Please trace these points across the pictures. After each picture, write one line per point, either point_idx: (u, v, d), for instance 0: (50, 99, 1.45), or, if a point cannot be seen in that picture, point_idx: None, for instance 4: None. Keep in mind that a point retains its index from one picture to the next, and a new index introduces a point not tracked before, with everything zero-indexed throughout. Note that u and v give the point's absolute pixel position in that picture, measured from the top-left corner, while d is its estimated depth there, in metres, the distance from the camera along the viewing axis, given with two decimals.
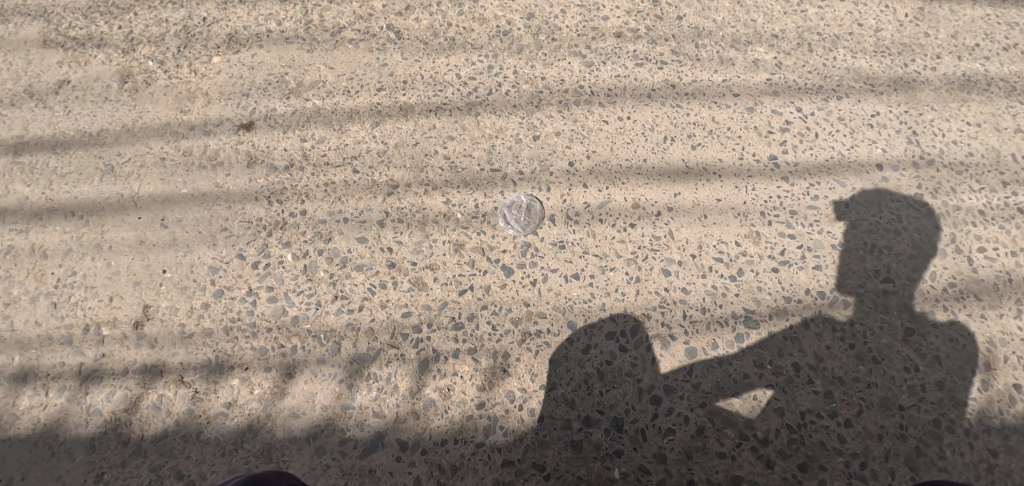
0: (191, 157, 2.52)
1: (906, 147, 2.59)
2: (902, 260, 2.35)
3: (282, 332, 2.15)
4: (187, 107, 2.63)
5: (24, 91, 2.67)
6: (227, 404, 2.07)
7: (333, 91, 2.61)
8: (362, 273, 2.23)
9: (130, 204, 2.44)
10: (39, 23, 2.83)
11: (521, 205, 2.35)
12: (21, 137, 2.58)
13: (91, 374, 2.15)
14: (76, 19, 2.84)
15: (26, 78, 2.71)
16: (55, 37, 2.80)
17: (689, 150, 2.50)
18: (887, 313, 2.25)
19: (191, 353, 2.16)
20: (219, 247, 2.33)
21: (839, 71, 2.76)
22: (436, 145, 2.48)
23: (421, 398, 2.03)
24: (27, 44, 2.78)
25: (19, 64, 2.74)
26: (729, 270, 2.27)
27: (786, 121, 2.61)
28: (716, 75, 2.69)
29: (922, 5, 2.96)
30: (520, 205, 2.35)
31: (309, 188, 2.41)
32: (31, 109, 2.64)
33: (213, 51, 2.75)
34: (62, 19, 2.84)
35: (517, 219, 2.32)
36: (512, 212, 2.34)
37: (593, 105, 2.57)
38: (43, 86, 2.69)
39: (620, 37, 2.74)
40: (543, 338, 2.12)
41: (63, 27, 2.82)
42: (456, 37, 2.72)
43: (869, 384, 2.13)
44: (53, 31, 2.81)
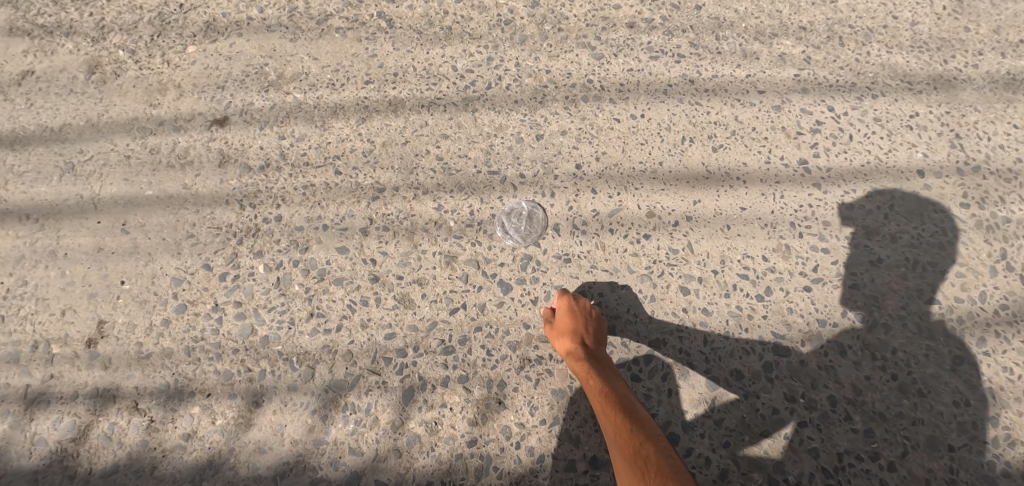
0: (159, 155, 2.25)
1: (949, 151, 2.33)
2: (948, 278, 2.09)
3: (250, 354, 1.90)
4: (157, 101, 2.35)
5: None
6: (185, 436, 1.83)
7: (317, 85, 2.32)
8: (341, 288, 1.97)
9: (90, 207, 2.18)
10: (6, 9, 2.51)
11: (518, 211, 2.10)
12: None
13: (37, 398, 1.91)
14: (46, 6, 2.53)
15: None
16: (21, 24, 2.48)
17: (709, 152, 2.23)
18: (932, 339, 1.99)
19: (148, 377, 1.91)
20: (184, 256, 2.08)
21: (874, 67, 2.49)
22: (428, 144, 2.21)
23: (405, 433, 1.78)
24: None
25: None
26: (755, 289, 2.01)
27: (817, 122, 2.35)
28: (739, 70, 2.42)
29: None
30: (518, 211, 2.09)
31: (286, 191, 2.14)
32: None
33: (188, 40, 2.45)
34: (30, 4, 2.52)
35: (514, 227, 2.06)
36: (509, 219, 2.08)
37: (603, 102, 2.31)
38: (3, 78, 2.39)
39: (633, 28, 2.47)
40: (545, 365, 1.86)
41: (31, 14, 2.51)
42: (453, 27, 2.43)
43: (914, 421, 1.87)
44: (20, 18, 2.50)
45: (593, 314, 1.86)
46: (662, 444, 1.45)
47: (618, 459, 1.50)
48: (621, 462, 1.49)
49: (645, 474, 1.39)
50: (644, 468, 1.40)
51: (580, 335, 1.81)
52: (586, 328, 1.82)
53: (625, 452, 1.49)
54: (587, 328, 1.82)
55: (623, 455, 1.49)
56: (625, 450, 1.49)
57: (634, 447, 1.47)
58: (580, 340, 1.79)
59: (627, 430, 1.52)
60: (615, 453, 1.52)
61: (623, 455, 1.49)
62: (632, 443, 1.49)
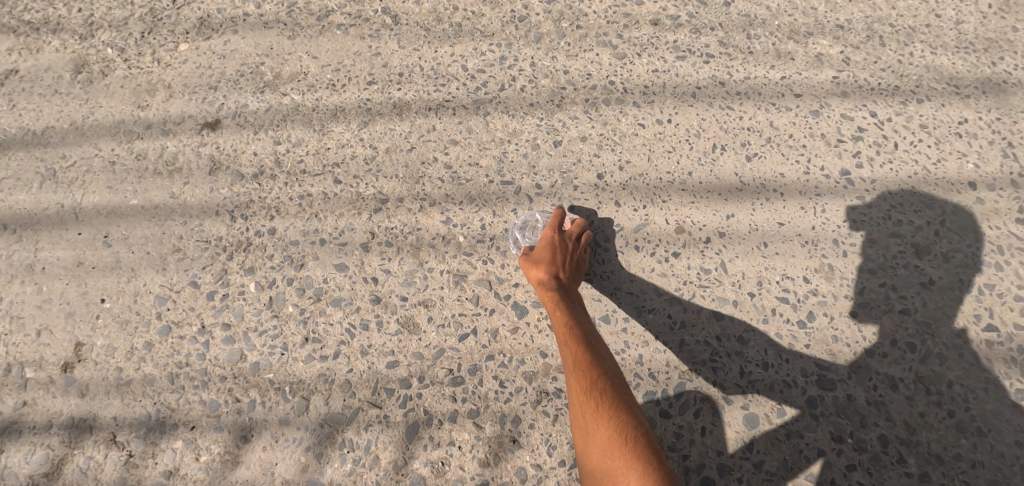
0: (146, 161, 1.97)
1: (1002, 161, 2.08)
2: (1009, 302, 1.87)
3: (238, 382, 1.69)
4: (146, 102, 2.06)
5: None
6: (167, 473, 1.63)
7: (316, 85, 2.07)
8: (340, 310, 1.76)
9: (71, 217, 1.90)
10: None
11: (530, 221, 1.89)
12: None
13: (8, 427, 1.68)
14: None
15: None
16: (7, 20, 2.22)
17: (743, 162, 2.03)
18: (992, 370, 1.78)
19: (128, 406, 1.68)
20: (169, 272, 1.82)
21: (918, 69, 2.22)
22: (436, 150, 1.99)
23: (408, 475, 1.60)
24: None
25: None
26: (797, 314, 1.83)
27: (858, 128, 2.11)
28: (773, 71, 2.17)
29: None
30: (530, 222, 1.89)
31: (281, 201, 1.90)
32: None
33: (181, 37, 2.16)
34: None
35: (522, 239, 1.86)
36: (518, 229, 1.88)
37: (626, 106, 2.09)
38: None
39: (657, 25, 2.22)
40: (565, 398, 1.67)
41: (18, 9, 2.25)
42: (464, 24, 2.19)
43: (974, 463, 1.68)
44: (6, 13, 2.24)
45: (570, 242, 1.79)
46: (620, 390, 1.43)
47: (571, 388, 1.46)
48: (574, 391, 1.45)
49: (599, 418, 1.39)
50: (599, 412, 1.39)
51: (552, 259, 1.73)
52: (559, 255, 1.74)
53: (582, 383, 1.45)
54: (561, 253, 1.75)
55: (578, 386, 1.45)
56: (581, 382, 1.45)
57: (593, 384, 1.44)
58: (553, 264, 1.71)
59: (587, 361, 1.48)
60: (568, 379, 1.47)
61: (578, 386, 1.45)
62: (590, 377, 1.45)
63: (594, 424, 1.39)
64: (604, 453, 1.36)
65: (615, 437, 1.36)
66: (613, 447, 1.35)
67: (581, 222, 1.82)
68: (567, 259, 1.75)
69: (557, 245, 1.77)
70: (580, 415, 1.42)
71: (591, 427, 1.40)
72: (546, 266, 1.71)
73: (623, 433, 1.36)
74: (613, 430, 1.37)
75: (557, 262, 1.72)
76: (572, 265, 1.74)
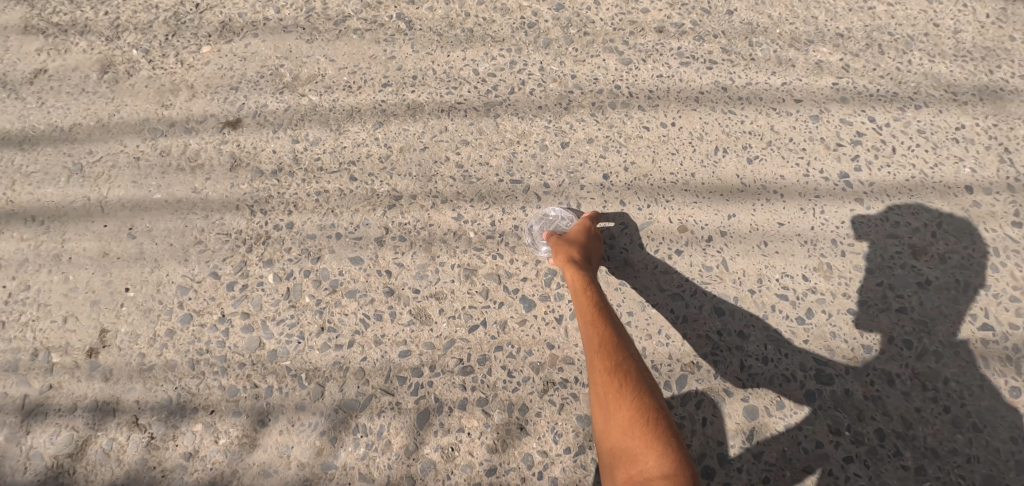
0: (170, 158, 2.04)
1: (999, 166, 2.14)
2: (1004, 302, 1.92)
3: (256, 369, 1.75)
4: (170, 101, 2.15)
5: None
6: (187, 455, 1.69)
7: (333, 87, 2.15)
8: (355, 301, 1.83)
9: (96, 210, 1.98)
10: (23, 7, 2.36)
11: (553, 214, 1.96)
12: None
13: (35, 409, 1.75)
14: (62, 4, 2.36)
15: None
16: (37, 22, 2.33)
17: (744, 164, 2.09)
18: (988, 368, 1.84)
19: (150, 390, 1.75)
20: (191, 263, 1.89)
21: (916, 76, 2.29)
22: (448, 151, 2.06)
23: (419, 460, 1.65)
24: (5, 29, 2.31)
25: None
26: (795, 310, 1.89)
27: (857, 133, 2.17)
28: (774, 77, 2.24)
29: (1007, 3, 2.45)
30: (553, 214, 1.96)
31: (299, 197, 1.97)
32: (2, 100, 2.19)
33: (204, 40, 2.25)
34: (47, 3, 2.37)
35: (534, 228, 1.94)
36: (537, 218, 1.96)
37: (631, 109, 2.16)
38: (17, 76, 2.23)
39: (662, 33, 2.30)
40: (570, 388, 1.73)
41: (47, 12, 2.35)
42: (475, 30, 2.27)
43: (969, 458, 1.73)
44: (36, 16, 2.34)
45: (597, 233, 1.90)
46: (643, 373, 1.51)
47: (595, 368, 1.54)
48: (598, 371, 1.53)
49: (621, 398, 1.46)
50: (621, 392, 1.47)
51: (580, 245, 1.82)
52: (586, 242, 1.84)
53: (606, 364, 1.52)
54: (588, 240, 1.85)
55: (602, 367, 1.52)
56: (605, 362, 1.52)
57: (617, 365, 1.51)
58: (580, 250, 1.80)
59: (612, 344, 1.55)
60: (593, 359, 1.55)
61: (602, 367, 1.52)
62: (615, 358, 1.52)
63: (616, 403, 1.47)
64: (624, 432, 1.44)
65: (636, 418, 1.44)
66: (634, 426, 1.43)
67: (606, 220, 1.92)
68: (593, 247, 1.84)
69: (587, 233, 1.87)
70: (603, 394, 1.50)
71: (613, 407, 1.47)
72: (575, 250, 1.79)
73: (644, 414, 1.44)
74: (635, 410, 1.44)
75: (584, 248, 1.81)
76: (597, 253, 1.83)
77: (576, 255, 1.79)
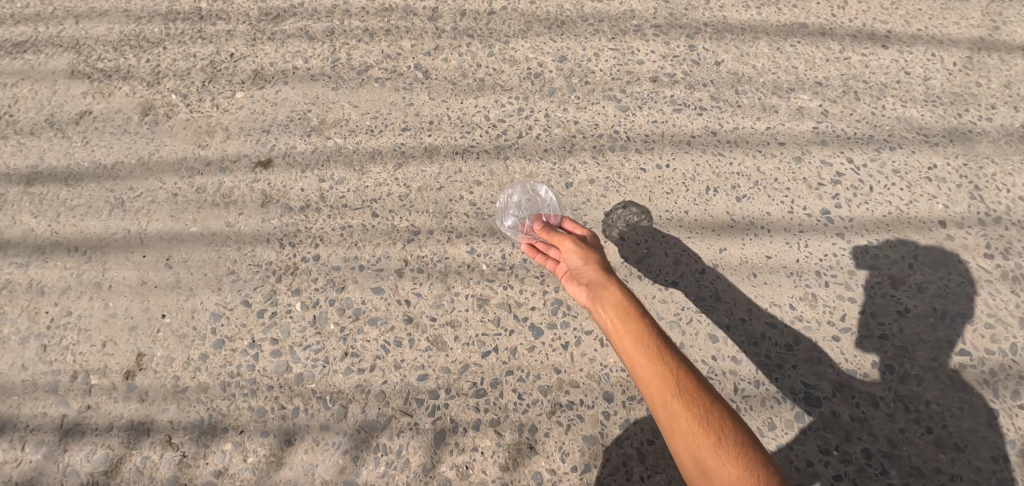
0: (205, 194, 2.20)
1: (970, 202, 2.33)
2: (979, 329, 2.08)
3: (284, 391, 1.87)
4: (206, 142, 2.32)
5: (45, 121, 2.48)
6: (216, 473, 1.79)
7: (356, 131, 2.32)
8: (376, 328, 1.96)
9: (136, 241, 2.13)
10: (71, 54, 2.66)
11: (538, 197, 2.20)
12: (37, 167, 2.36)
13: (73, 428, 1.87)
14: (107, 52, 2.65)
15: (49, 108, 2.52)
16: (83, 68, 2.61)
17: (733, 202, 2.25)
18: (967, 391, 1.98)
19: (183, 411, 1.87)
20: (224, 292, 2.03)
21: (890, 120, 2.51)
22: (462, 190, 2.22)
23: (435, 477, 1.76)
24: (54, 74, 2.61)
25: (45, 93, 2.56)
26: (784, 338, 2.02)
27: (837, 173, 2.35)
28: (759, 123, 2.43)
29: (971, 53, 2.74)
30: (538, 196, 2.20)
31: (324, 231, 2.13)
32: (49, 139, 2.43)
33: (237, 86, 2.45)
34: (93, 51, 2.66)
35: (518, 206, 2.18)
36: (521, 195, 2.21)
37: (630, 152, 2.33)
38: (64, 116, 2.48)
39: (656, 82, 2.49)
40: (576, 410, 1.85)
41: (92, 59, 2.64)
42: (486, 79, 2.46)
43: (952, 476, 1.86)
44: (82, 62, 2.63)
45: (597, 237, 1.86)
46: (701, 376, 1.42)
47: (647, 379, 1.43)
48: (652, 383, 1.42)
49: (685, 408, 1.37)
50: (685, 401, 1.38)
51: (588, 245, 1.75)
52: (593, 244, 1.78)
53: (660, 374, 1.42)
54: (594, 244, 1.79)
55: (656, 378, 1.42)
56: (664, 369, 1.42)
57: (671, 373, 1.41)
58: (592, 250, 1.72)
59: (659, 350, 1.44)
60: (644, 372, 1.44)
61: (662, 375, 1.41)
62: (667, 365, 1.42)
63: (681, 414, 1.37)
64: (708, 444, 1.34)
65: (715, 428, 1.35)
66: (707, 434, 1.34)
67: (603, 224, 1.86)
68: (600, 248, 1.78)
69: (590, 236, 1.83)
70: (666, 407, 1.39)
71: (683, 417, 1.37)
72: (588, 251, 1.71)
73: (715, 419, 1.36)
74: (704, 417, 1.36)
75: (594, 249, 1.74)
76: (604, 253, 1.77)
77: (590, 255, 1.70)
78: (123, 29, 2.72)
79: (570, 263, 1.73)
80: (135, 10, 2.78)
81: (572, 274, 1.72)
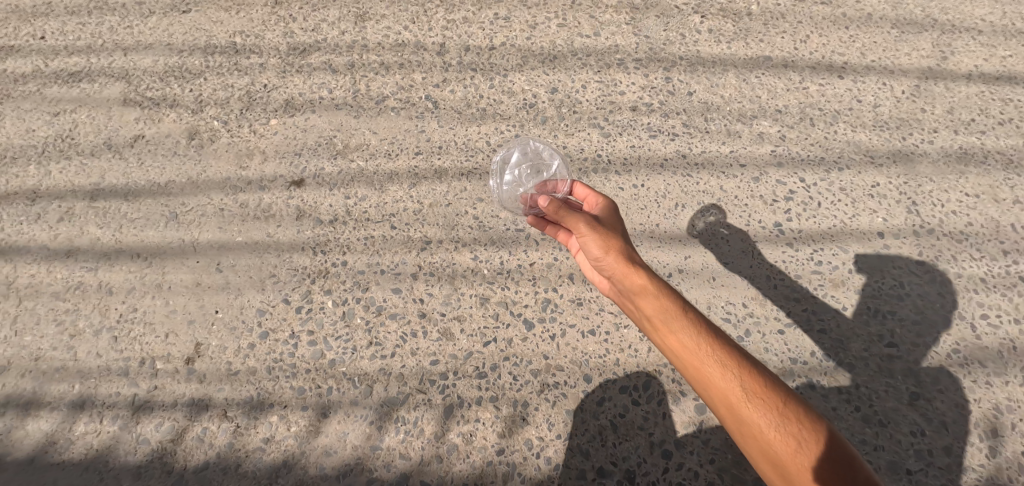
0: (248, 209, 2.59)
1: (906, 216, 2.68)
2: (906, 325, 2.43)
3: (319, 373, 2.26)
4: (246, 164, 2.70)
5: (102, 143, 2.78)
6: (265, 440, 2.15)
7: (376, 154, 2.72)
8: (395, 322, 2.35)
9: (190, 249, 2.51)
10: (121, 84, 2.94)
11: (542, 159, 2.57)
12: (98, 185, 2.67)
13: (144, 405, 2.22)
14: (154, 81, 2.94)
15: (104, 132, 2.81)
16: (134, 96, 2.90)
17: (698, 216, 2.64)
18: (892, 377, 2.32)
19: (236, 390, 2.24)
20: (267, 292, 2.42)
21: (840, 143, 2.85)
22: (467, 206, 2.61)
23: (445, 442, 2.14)
24: (108, 101, 2.88)
25: (101, 119, 2.84)
26: (736, 331, 2.39)
27: (790, 191, 2.72)
28: (723, 147, 2.81)
29: (919, 81, 3.03)
30: (542, 158, 2.57)
31: (351, 241, 2.52)
32: (108, 160, 2.74)
33: (272, 114, 2.83)
34: (141, 80, 2.94)
35: (522, 171, 2.52)
36: (524, 157, 2.58)
37: (610, 173, 2.72)
38: (120, 140, 2.78)
39: (635, 111, 2.88)
40: (561, 389, 2.24)
41: (142, 88, 2.92)
42: (487, 108, 2.85)
43: (876, 447, 2.19)
44: (133, 91, 2.91)
45: (610, 210, 1.97)
46: (752, 359, 1.54)
47: (704, 377, 1.55)
48: (710, 380, 1.54)
49: (743, 399, 1.49)
50: (742, 393, 1.49)
51: (610, 232, 1.84)
52: (611, 226, 1.88)
53: (716, 368, 1.53)
54: (610, 224, 1.90)
55: (712, 375, 1.53)
56: (720, 372, 1.52)
57: (726, 367, 1.52)
58: (613, 237, 1.82)
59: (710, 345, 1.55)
60: (700, 369, 1.55)
61: (719, 378, 1.52)
62: (721, 360, 1.53)
63: (743, 407, 1.49)
64: (777, 440, 1.45)
65: (781, 419, 1.46)
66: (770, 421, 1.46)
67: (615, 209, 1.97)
68: (617, 227, 1.89)
69: (608, 218, 1.92)
70: (725, 401, 1.52)
71: (751, 416, 1.48)
72: (610, 240, 1.82)
73: (775, 405, 1.47)
74: (764, 405, 1.47)
75: (614, 234, 1.83)
76: (623, 232, 1.87)
77: (614, 246, 1.80)
78: (167, 61, 2.99)
79: (597, 253, 1.84)
80: (177, 43, 3.05)
81: (602, 265, 1.84)
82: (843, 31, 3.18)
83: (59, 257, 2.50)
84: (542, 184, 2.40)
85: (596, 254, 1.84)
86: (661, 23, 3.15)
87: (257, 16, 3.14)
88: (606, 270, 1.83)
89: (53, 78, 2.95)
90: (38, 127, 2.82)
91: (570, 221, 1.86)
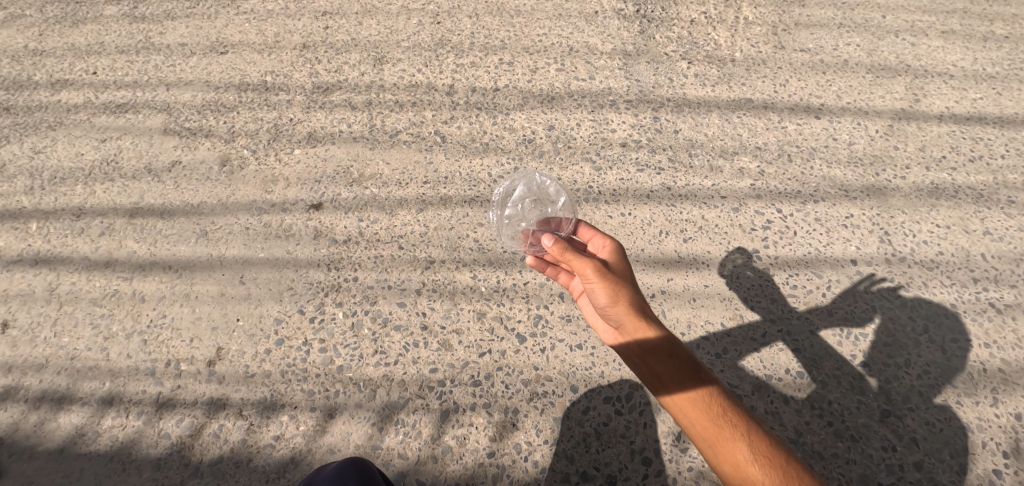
0: (271, 228, 2.85)
1: (879, 245, 2.85)
2: (877, 346, 2.57)
3: (328, 378, 2.46)
4: (271, 189, 2.97)
5: (143, 167, 3.07)
6: (275, 438, 2.34)
7: (387, 183, 2.98)
8: (399, 333, 2.56)
9: (217, 263, 2.76)
10: (163, 115, 3.24)
11: (546, 196, 2.76)
12: (137, 204, 2.95)
13: (166, 402, 2.42)
14: (192, 114, 3.24)
15: (146, 157, 3.10)
16: (174, 126, 3.20)
17: (680, 243, 2.84)
18: (863, 395, 2.46)
19: (251, 391, 2.44)
20: (285, 302, 2.64)
21: (818, 178, 3.05)
22: (468, 230, 2.84)
23: (441, 444, 2.31)
24: (150, 131, 3.19)
25: (143, 146, 3.14)
26: (715, 348, 2.56)
27: (767, 221, 2.91)
28: (707, 180, 3.03)
29: (892, 121, 3.25)
30: (546, 194, 2.76)
31: (362, 259, 2.75)
32: (148, 182, 3.02)
33: (295, 145, 3.11)
34: (181, 113, 3.25)
35: (524, 204, 2.71)
36: (529, 192, 2.78)
37: (600, 203, 2.94)
38: (159, 165, 3.07)
39: (625, 147, 3.12)
40: (549, 397, 2.41)
41: (181, 119, 3.22)
42: (490, 143, 3.11)
43: (847, 460, 2.32)
44: (173, 122, 3.22)
45: (619, 256, 2.09)
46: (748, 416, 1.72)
47: (706, 430, 1.72)
48: (712, 433, 1.71)
49: (741, 453, 1.66)
50: (740, 447, 1.67)
51: (620, 282, 1.97)
52: (620, 275, 2.00)
53: (717, 424, 1.71)
54: (619, 272, 2.02)
55: (713, 429, 1.71)
56: (727, 431, 1.69)
57: (726, 424, 1.70)
58: (624, 289, 1.95)
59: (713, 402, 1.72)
60: (701, 422, 1.72)
61: (725, 437, 1.69)
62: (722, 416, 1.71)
63: (740, 458, 1.66)
64: None
65: (783, 479, 1.61)
66: (765, 471, 1.63)
67: (624, 255, 2.09)
68: (626, 276, 2.01)
69: (617, 265, 2.05)
70: (723, 452, 1.68)
71: (754, 475, 1.63)
72: (620, 292, 1.94)
73: (771, 459, 1.65)
74: (759, 457, 1.65)
75: (625, 286, 1.96)
76: (632, 282, 2.00)
77: (624, 298, 1.93)
78: (205, 96, 3.31)
79: (607, 303, 1.97)
80: (214, 80, 3.37)
81: (611, 316, 1.97)
82: (821, 76, 3.42)
83: (99, 267, 2.76)
84: (546, 221, 2.54)
85: (606, 303, 1.97)
86: (651, 68, 3.42)
87: (286, 58, 3.46)
88: (613, 322, 1.97)
89: (103, 108, 3.27)
90: (87, 151, 3.12)
91: (580, 268, 1.97)
